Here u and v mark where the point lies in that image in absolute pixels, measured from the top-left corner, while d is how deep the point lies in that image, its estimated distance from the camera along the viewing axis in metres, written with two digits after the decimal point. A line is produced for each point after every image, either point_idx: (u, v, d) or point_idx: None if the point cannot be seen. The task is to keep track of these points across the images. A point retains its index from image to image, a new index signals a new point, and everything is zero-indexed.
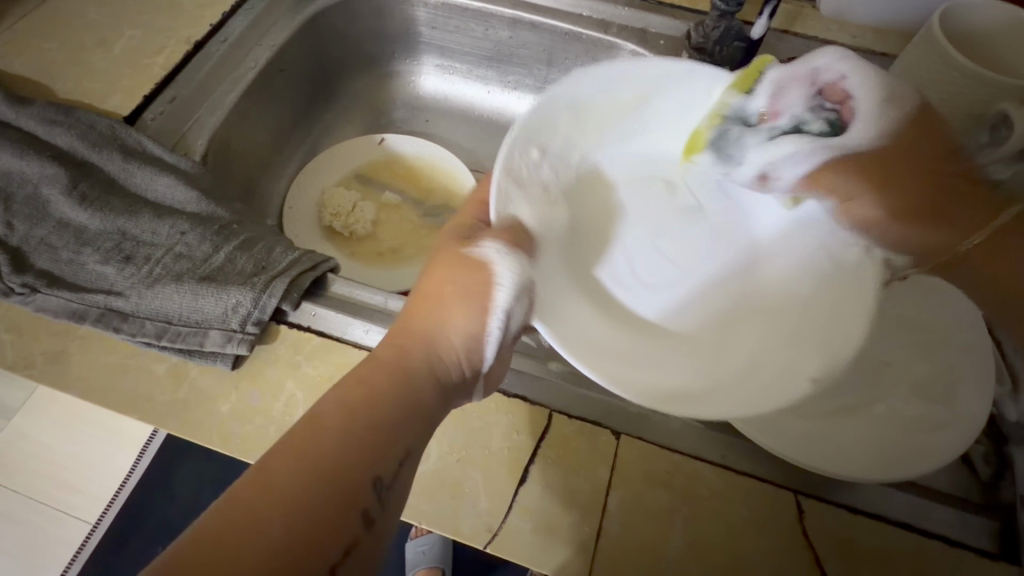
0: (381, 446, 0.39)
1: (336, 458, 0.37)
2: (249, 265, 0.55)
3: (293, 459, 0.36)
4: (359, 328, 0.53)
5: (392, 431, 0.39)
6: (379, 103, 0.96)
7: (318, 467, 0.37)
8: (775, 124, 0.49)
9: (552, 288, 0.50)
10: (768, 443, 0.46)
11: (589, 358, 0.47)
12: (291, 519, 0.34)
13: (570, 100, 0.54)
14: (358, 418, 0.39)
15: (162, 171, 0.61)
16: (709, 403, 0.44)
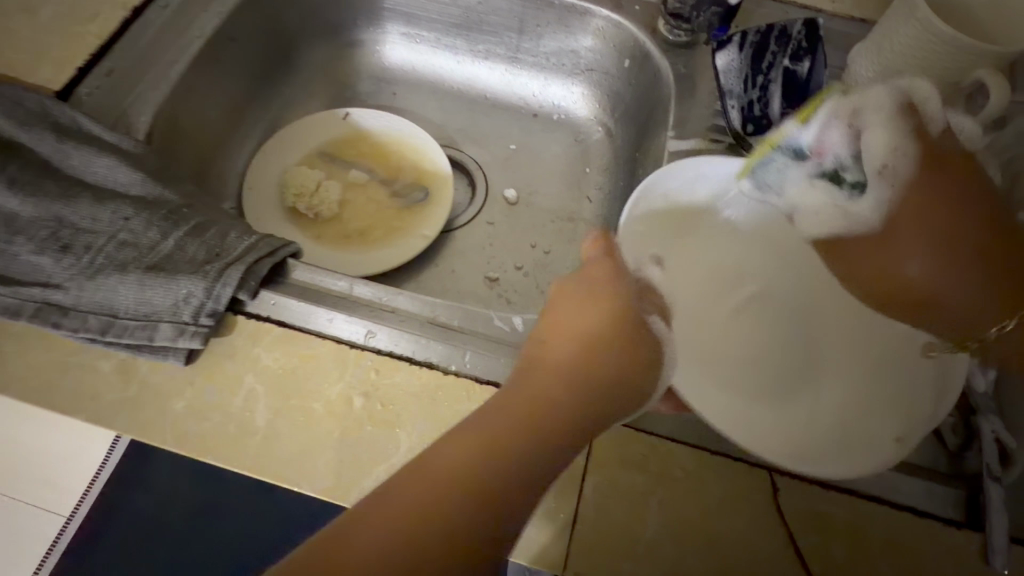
0: (509, 468, 0.36)
1: (467, 483, 0.36)
2: (201, 252, 0.51)
3: (410, 484, 0.36)
4: (323, 317, 0.50)
5: (516, 473, 0.36)
6: (342, 74, 0.90)
7: (438, 503, 0.35)
8: (818, 164, 0.53)
9: (690, 346, 0.49)
10: (739, 436, 0.45)
11: (718, 410, 0.46)
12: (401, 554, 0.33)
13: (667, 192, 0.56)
14: (488, 453, 0.37)
15: (102, 151, 0.56)
16: (829, 455, 0.43)
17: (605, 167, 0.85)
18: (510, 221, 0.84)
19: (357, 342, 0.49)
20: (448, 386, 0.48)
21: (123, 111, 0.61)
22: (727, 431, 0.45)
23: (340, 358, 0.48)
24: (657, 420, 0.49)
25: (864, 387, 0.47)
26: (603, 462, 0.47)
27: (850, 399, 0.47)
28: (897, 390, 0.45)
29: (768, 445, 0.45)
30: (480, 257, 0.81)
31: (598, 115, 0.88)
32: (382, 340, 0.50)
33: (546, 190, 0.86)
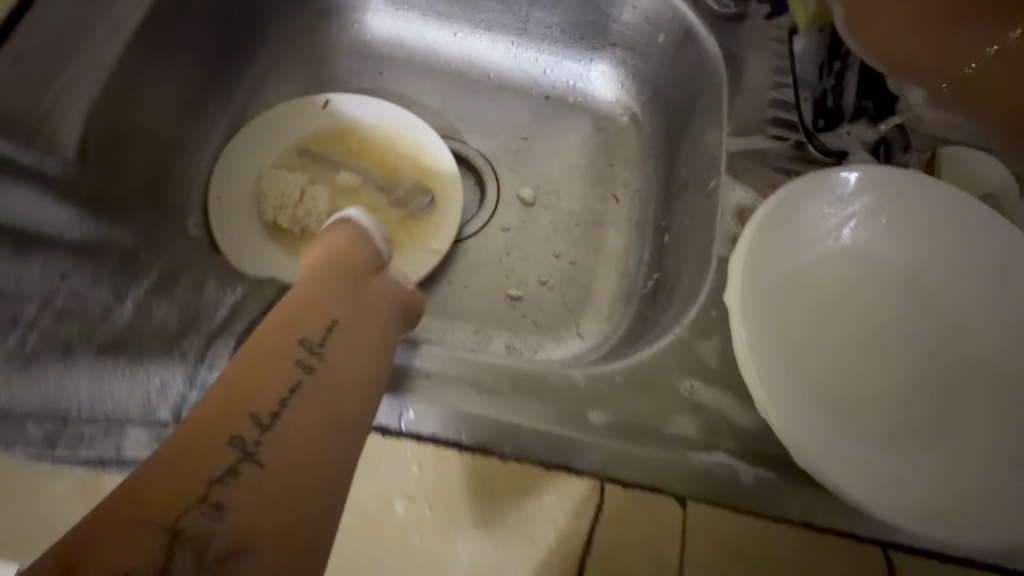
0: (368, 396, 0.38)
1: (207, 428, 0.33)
2: (172, 318, 0.40)
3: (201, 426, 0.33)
4: None
5: (236, 424, 0.33)
6: (316, 51, 0.75)
7: (191, 437, 0.32)
8: None
9: (798, 401, 0.42)
10: (884, 503, 0.40)
11: (833, 469, 0.41)
12: (176, 477, 0.30)
13: (788, 217, 0.46)
14: (234, 399, 0.34)
15: (16, 177, 0.42)
16: (963, 518, 0.39)
17: (634, 161, 0.74)
18: (528, 226, 0.73)
19: (389, 428, 0.40)
20: (510, 474, 0.39)
21: (41, 115, 0.46)
22: (871, 500, 0.40)
23: (371, 451, 0.39)
24: (752, 494, 0.41)
25: (1008, 442, 0.41)
26: (699, 553, 0.39)
27: (984, 453, 0.41)
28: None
29: (920, 515, 0.39)
30: (497, 271, 0.70)
31: (622, 98, 0.76)
32: (419, 422, 0.40)
33: (565, 188, 0.75)
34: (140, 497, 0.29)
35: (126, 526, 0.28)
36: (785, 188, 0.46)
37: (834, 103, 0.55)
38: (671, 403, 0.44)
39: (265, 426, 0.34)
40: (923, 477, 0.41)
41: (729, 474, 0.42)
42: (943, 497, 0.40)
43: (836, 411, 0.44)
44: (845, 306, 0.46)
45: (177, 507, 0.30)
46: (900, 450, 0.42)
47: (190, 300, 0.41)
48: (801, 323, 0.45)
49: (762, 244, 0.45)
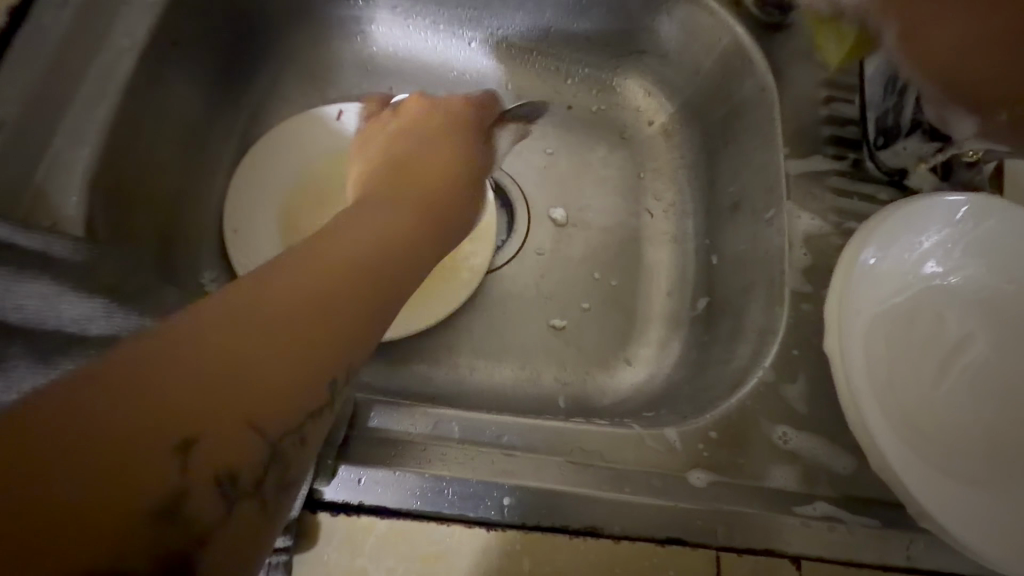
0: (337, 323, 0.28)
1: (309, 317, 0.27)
2: None
3: (310, 306, 0.27)
4: (433, 491, 0.37)
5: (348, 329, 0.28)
6: (320, 67, 0.67)
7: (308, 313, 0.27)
8: None
9: (901, 449, 0.42)
10: (998, 552, 0.39)
11: (948, 518, 0.40)
12: (268, 391, 0.24)
13: (868, 253, 0.46)
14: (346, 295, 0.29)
15: (24, 270, 0.36)
16: None
17: (666, 172, 0.71)
18: (564, 249, 0.69)
19: (491, 519, 0.36)
20: (624, 559, 0.37)
21: (35, 190, 0.39)
22: (986, 552, 0.39)
23: (479, 550, 0.35)
24: (863, 545, 0.40)
25: None
26: None
27: None
28: None
29: None
30: (538, 299, 0.66)
31: (651, 105, 0.73)
32: (523, 509, 0.37)
33: (598, 205, 0.71)
34: (194, 405, 0.22)
35: (199, 450, 0.22)
36: (863, 233, 0.46)
37: (894, 121, 0.53)
38: (766, 453, 0.43)
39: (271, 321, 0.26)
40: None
41: (835, 528, 0.41)
42: None
43: (945, 455, 0.42)
44: (936, 342, 0.46)
45: (247, 422, 0.24)
46: (1010, 497, 0.41)
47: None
48: (890, 364, 0.45)
49: (848, 286, 0.45)
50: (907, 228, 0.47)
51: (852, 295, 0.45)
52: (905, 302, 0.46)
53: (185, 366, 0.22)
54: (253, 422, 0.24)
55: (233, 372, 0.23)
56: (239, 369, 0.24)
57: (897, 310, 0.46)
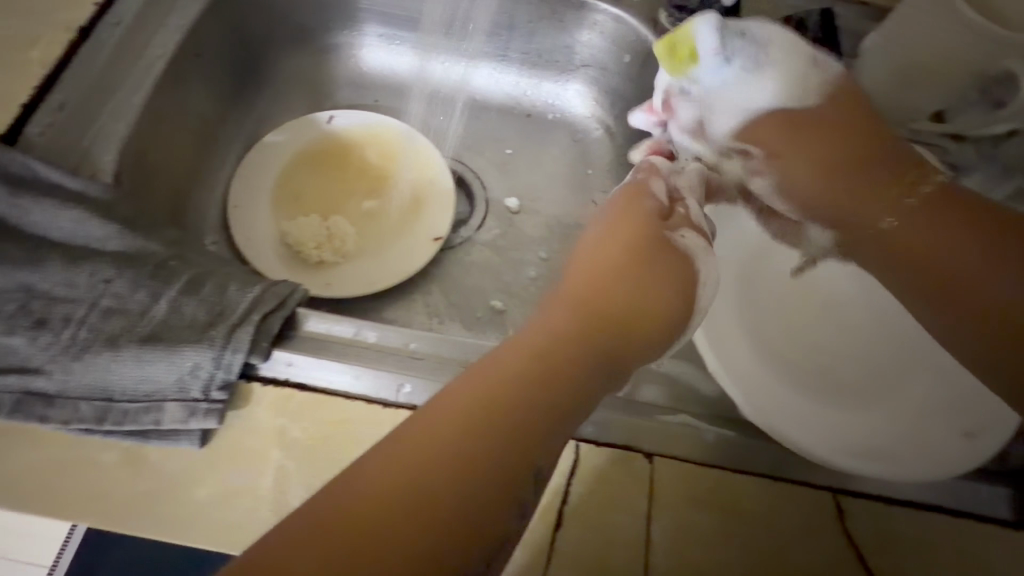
0: (479, 465, 0.33)
1: (413, 468, 0.32)
2: (200, 312, 0.46)
3: (423, 458, 0.33)
4: (346, 375, 0.46)
5: (451, 465, 0.33)
6: (319, 83, 0.83)
7: (422, 467, 0.32)
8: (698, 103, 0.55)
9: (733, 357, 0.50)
10: (812, 440, 0.45)
11: (767, 411, 0.47)
12: (419, 519, 0.31)
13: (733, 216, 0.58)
14: (444, 441, 0.33)
15: (66, 202, 0.49)
16: (885, 458, 0.44)
17: (609, 168, 0.81)
18: (515, 231, 0.79)
19: (387, 399, 0.45)
20: None
21: (83, 151, 0.53)
22: (799, 438, 0.45)
23: (374, 420, 0.44)
24: (717, 450, 0.46)
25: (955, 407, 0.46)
26: (667, 503, 0.44)
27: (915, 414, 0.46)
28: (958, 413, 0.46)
29: (846, 453, 0.44)
30: (489, 273, 0.76)
31: (597, 112, 0.84)
32: (416, 395, 0.46)
33: (548, 196, 0.81)
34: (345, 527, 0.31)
35: None
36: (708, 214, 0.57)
37: None
38: (639, 374, 0.50)
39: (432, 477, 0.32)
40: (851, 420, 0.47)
41: (693, 435, 0.47)
42: (868, 443, 0.45)
43: (776, 366, 0.50)
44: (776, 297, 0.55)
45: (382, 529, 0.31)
46: (831, 401, 0.48)
47: (213, 297, 0.47)
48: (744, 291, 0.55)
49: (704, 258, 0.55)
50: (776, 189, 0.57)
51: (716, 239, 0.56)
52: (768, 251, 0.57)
53: (327, 503, 0.32)
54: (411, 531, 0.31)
55: (395, 543, 0.30)
56: (398, 541, 0.30)
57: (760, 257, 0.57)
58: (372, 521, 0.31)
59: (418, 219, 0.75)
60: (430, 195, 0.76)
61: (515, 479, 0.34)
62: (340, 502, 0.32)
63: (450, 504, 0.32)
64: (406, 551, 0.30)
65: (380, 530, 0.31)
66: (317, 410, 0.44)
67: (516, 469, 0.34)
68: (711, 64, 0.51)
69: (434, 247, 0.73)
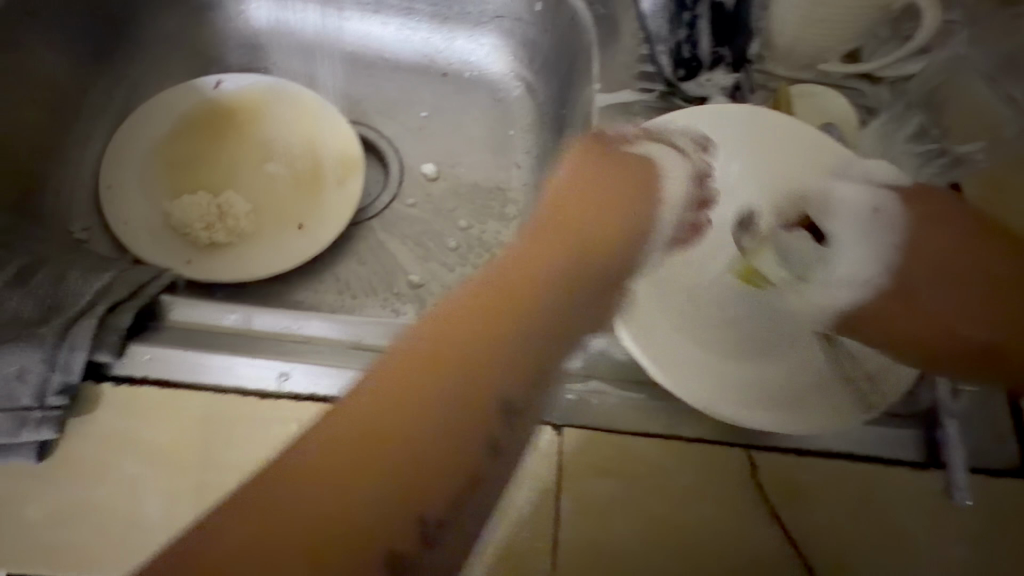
0: (419, 459, 0.29)
1: (320, 476, 0.28)
2: (36, 308, 0.40)
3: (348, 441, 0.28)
4: (213, 366, 0.41)
5: (357, 487, 0.27)
6: (202, 45, 0.74)
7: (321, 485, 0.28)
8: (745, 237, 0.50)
9: (642, 318, 0.46)
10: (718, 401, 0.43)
11: (676, 373, 0.44)
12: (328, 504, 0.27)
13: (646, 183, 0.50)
14: (346, 472, 0.28)
15: None
16: (788, 412, 0.43)
17: (530, 127, 0.77)
18: (432, 201, 0.74)
19: (267, 391, 0.40)
20: None
21: None
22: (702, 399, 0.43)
23: (248, 414, 0.39)
24: (627, 415, 0.44)
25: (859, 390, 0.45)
26: (574, 475, 0.42)
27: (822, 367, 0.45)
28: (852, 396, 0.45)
29: (747, 412, 0.43)
30: (405, 247, 0.71)
31: (515, 68, 0.79)
32: (297, 382, 0.41)
33: (468, 161, 0.77)
34: (231, 559, 0.26)
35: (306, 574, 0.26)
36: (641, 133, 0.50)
37: (689, 53, 0.58)
38: None
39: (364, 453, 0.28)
40: (762, 376, 0.45)
41: (601, 401, 0.44)
42: (772, 397, 0.44)
43: (683, 325, 0.47)
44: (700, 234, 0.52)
45: (307, 544, 0.27)
46: (739, 354, 0.46)
47: (55, 293, 0.41)
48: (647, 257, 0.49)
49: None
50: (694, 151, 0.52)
51: None
52: None
53: (224, 542, 0.26)
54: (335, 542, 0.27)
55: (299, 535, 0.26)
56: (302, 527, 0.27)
57: None
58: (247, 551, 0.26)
59: (312, 180, 0.68)
60: (335, 158, 0.69)
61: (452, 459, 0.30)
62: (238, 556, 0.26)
63: (390, 523, 0.28)
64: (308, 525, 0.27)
65: (285, 514, 0.27)
66: (180, 407, 0.39)
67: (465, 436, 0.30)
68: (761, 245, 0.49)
69: (341, 219, 0.66)
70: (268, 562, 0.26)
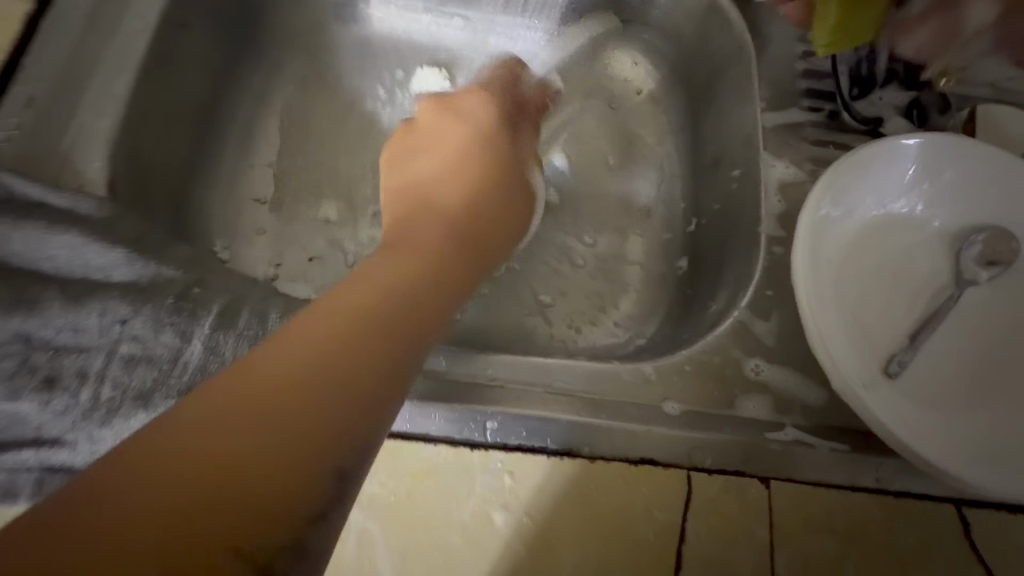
0: (302, 425, 0.25)
1: (367, 332, 0.28)
2: (242, 349, 0.41)
3: (267, 373, 0.25)
4: (426, 414, 0.40)
5: (329, 420, 0.25)
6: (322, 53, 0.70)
7: (314, 404, 0.25)
8: (922, 236, 0.49)
9: (849, 365, 0.44)
10: (945, 462, 0.41)
11: (898, 431, 0.42)
12: (230, 457, 0.23)
13: (839, 226, 0.47)
14: (356, 401, 0.26)
15: (63, 224, 0.41)
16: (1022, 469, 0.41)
17: (657, 138, 0.72)
18: (555, 216, 0.69)
19: (476, 440, 0.40)
20: (600, 477, 0.39)
21: (65, 155, 0.44)
22: (930, 459, 0.41)
23: (465, 466, 0.39)
24: (831, 468, 0.43)
25: None
26: (788, 532, 0.40)
27: None
28: None
29: (979, 475, 0.41)
30: (532, 262, 0.66)
31: (637, 74, 0.74)
32: (508, 432, 0.40)
33: (587, 172, 0.71)
34: (217, 490, 0.22)
35: None
36: (830, 173, 0.47)
37: (869, 71, 0.55)
38: (740, 387, 0.45)
39: (301, 412, 0.25)
40: (978, 427, 0.43)
41: (803, 453, 0.43)
42: (997, 455, 0.42)
43: (892, 377, 0.45)
44: (897, 266, 0.48)
45: (282, 490, 0.23)
46: (951, 404, 0.44)
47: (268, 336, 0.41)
48: (851, 300, 0.46)
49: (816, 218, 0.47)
50: (881, 183, 0.49)
51: (823, 244, 0.47)
52: (868, 242, 0.48)
53: (274, 358, 0.26)
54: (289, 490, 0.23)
55: (153, 529, 0.21)
56: (191, 472, 0.22)
57: (862, 254, 0.48)
58: (89, 529, 0.21)
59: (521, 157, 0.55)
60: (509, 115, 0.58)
61: (319, 406, 0.25)
62: (211, 440, 0.23)
63: (237, 483, 0.23)
64: (186, 492, 0.22)
65: (198, 463, 0.23)
66: (400, 462, 0.38)
67: (336, 385, 0.26)
68: (920, 211, 0.49)
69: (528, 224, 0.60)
70: (177, 525, 0.21)
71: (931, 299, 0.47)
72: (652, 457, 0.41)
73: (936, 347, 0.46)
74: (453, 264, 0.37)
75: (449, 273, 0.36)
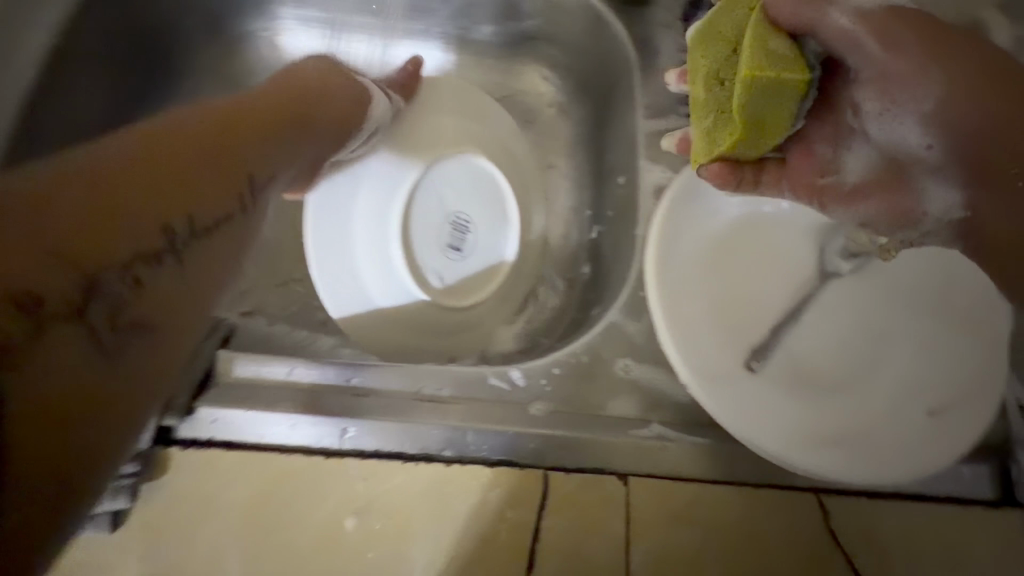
0: (172, 194, 0.34)
1: (203, 151, 0.37)
2: None
3: (149, 164, 0.33)
4: (282, 424, 0.41)
5: (190, 195, 0.35)
6: (234, 77, 0.72)
7: (176, 184, 0.34)
8: (788, 230, 0.50)
9: (708, 361, 0.45)
10: (795, 453, 0.41)
11: (751, 423, 0.42)
12: (109, 208, 0.30)
13: (701, 224, 0.49)
14: (209, 186, 0.36)
15: None
16: (873, 457, 0.42)
17: (568, 148, 0.73)
18: None
19: (331, 448, 0.40)
20: (455, 479, 0.40)
21: None
22: (780, 450, 0.42)
23: (317, 474, 0.39)
24: (692, 462, 0.43)
25: (931, 409, 0.43)
26: (645, 527, 0.41)
27: (896, 406, 0.44)
28: (908, 396, 0.44)
29: (828, 465, 0.41)
30: None
31: (548, 90, 0.74)
32: (364, 439, 0.41)
33: None
34: (99, 230, 0.30)
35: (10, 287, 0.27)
36: (689, 173, 0.49)
37: None
38: (609, 387, 0.46)
39: (166, 194, 0.34)
40: (835, 417, 0.44)
41: (665, 448, 0.44)
42: (852, 444, 0.42)
43: (753, 370, 0.45)
44: (762, 262, 0.49)
45: (157, 230, 0.32)
46: (810, 395, 0.44)
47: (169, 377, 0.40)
48: (714, 296, 0.47)
49: (676, 217, 0.48)
50: None
51: (684, 242, 0.48)
52: (733, 239, 0.49)
53: (148, 146, 0.34)
54: (157, 232, 0.32)
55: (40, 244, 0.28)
56: (81, 213, 0.29)
57: (726, 251, 0.49)
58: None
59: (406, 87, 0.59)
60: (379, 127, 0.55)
61: (187, 181, 0.35)
62: (88, 192, 0.30)
63: (122, 229, 0.31)
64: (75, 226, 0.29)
65: (84, 206, 0.29)
66: (253, 472, 0.39)
67: (201, 183, 0.36)
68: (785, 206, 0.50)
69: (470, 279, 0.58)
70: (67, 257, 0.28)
71: (795, 292, 0.48)
72: (509, 459, 0.42)
73: (796, 338, 0.47)
74: (309, 123, 0.48)
75: (283, 114, 0.46)
